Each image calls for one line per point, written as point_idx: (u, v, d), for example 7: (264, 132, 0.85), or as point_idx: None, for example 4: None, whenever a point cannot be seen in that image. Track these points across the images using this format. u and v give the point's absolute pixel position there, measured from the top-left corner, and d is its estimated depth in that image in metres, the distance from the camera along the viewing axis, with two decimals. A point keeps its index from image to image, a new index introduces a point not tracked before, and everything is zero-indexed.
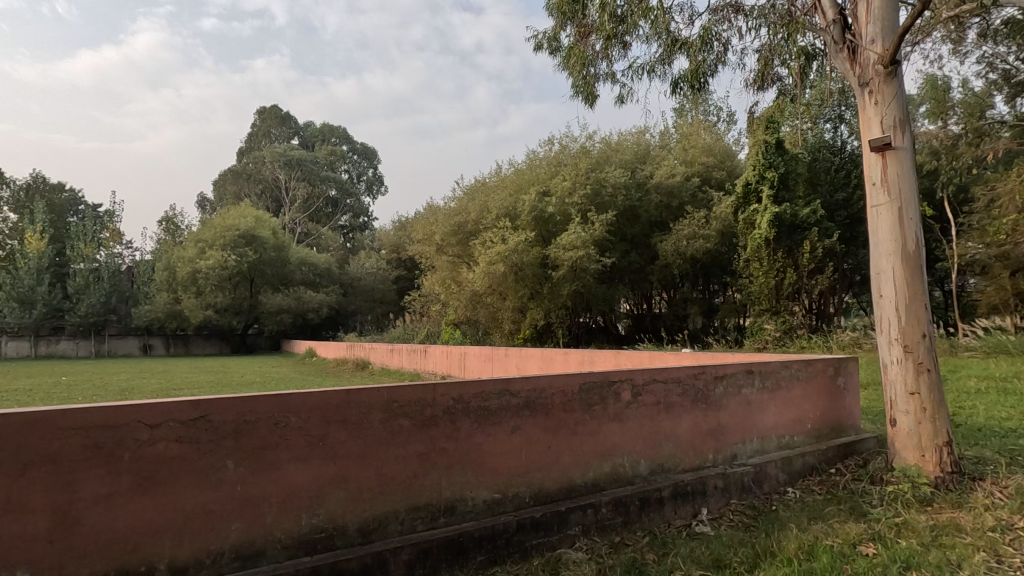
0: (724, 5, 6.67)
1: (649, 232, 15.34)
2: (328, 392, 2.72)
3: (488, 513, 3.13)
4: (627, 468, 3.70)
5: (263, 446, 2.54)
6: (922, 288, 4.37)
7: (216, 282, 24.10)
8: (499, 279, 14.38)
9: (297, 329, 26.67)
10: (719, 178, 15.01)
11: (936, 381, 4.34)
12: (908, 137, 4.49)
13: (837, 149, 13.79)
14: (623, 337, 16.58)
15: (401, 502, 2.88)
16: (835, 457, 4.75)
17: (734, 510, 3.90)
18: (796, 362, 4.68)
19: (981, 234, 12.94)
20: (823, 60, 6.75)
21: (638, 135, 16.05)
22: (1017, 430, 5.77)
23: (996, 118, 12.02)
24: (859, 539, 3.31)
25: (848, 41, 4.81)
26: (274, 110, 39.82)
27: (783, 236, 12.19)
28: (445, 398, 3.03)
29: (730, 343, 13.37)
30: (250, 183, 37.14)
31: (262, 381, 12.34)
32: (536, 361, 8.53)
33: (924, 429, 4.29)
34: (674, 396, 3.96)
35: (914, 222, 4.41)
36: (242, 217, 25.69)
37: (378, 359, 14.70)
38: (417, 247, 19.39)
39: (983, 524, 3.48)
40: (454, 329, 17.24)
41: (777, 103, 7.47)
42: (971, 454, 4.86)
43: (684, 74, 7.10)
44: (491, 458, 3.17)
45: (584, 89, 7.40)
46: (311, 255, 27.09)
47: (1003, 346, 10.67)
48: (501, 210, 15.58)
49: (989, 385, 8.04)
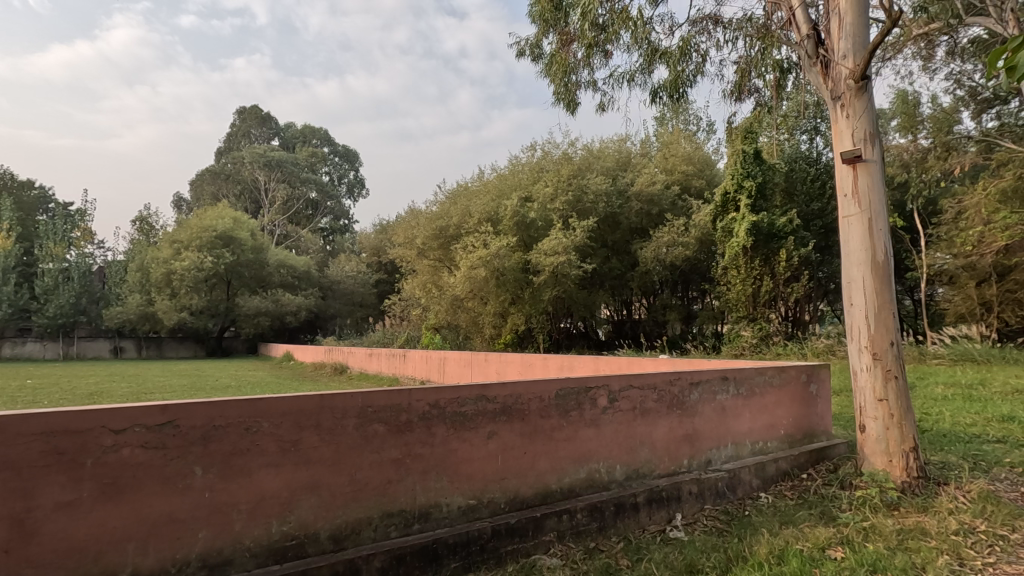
0: (703, 17, 6.79)
1: (629, 239, 15.51)
2: (301, 397, 2.70)
3: (463, 519, 3.11)
4: (603, 473, 3.72)
5: (232, 452, 2.50)
6: (890, 298, 4.48)
7: (191, 283, 23.59)
8: (480, 284, 14.37)
9: (275, 332, 26.32)
10: (698, 186, 15.25)
11: (903, 389, 4.46)
12: (878, 150, 4.62)
13: (812, 160, 14.14)
14: (603, 343, 16.75)
15: (374, 508, 2.85)
16: (806, 463, 4.83)
17: (707, 515, 3.94)
18: (769, 368, 4.76)
19: (949, 245, 13.30)
20: (798, 73, 6.91)
21: (620, 143, 16.24)
22: (981, 436, 5.94)
23: (963, 133, 12.44)
24: (828, 543, 3.38)
25: (821, 56, 4.93)
26: (254, 110, 39.30)
27: (760, 245, 12.35)
28: (421, 403, 3.02)
29: (708, 349, 13.56)
30: (229, 183, 36.55)
31: (237, 385, 12.11)
32: (516, 366, 8.53)
33: (891, 435, 4.39)
34: (650, 401, 3.99)
35: (883, 232, 4.53)
36: (219, 217, 25.20)
37: (356, 364, 14.54)
38: (397, 251, 19.27)
39: (947, 528, 3.57)
40: (434, 334, 17.15)
41: (754, 114, 7.61)
42: (937, 459, 4.98)
43: (663, 84, 7.21)
44: (467, 464, 3.16)
45: (565, 97, 7.48)
46: (290, 257, 26.70)
47: (969, 354, 11.01)
48: (483, 215, 15.59)
49: (955, 392, 8.27)
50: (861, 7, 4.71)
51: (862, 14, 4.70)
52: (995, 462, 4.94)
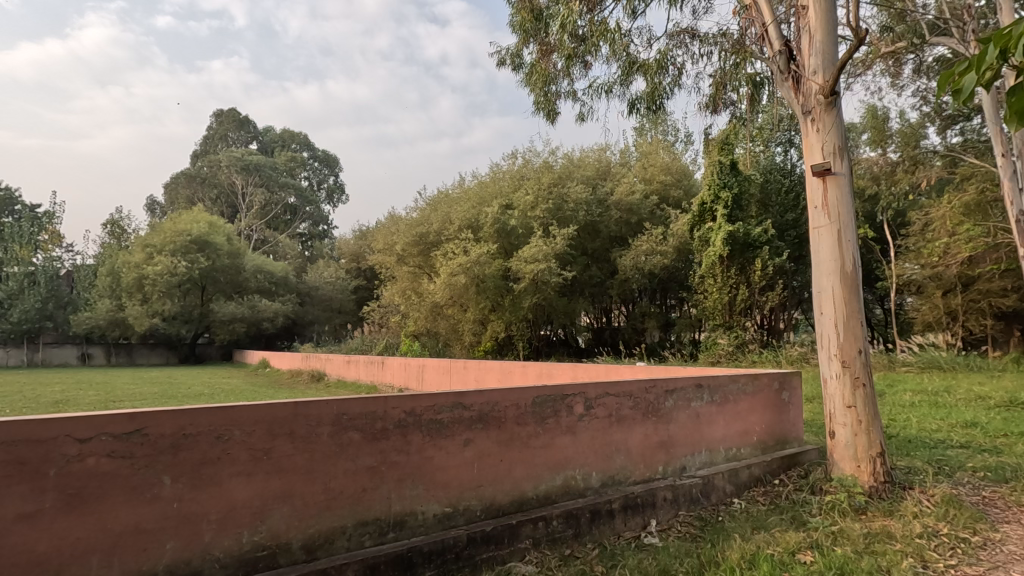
0: (680, 30, 6.94)
1: (609, 247, 15.67)
2: (275, 405, 2.67)
3: (438, 528, 3.10)
4: (579, 480, 3.75)
5: (202, 461, 2.46)
6: (858, 307, 4.61)
7: (163, 288, 23.06)
8: (460, 291, 14.39)
9: (250, 339, 25.89)
10: (675, 197, 15.52)
11: (870, 396, 4.58)
12: (846, 164, 4.76)
13: (787, 172, 14.53)
14: (582, 350, 16.78)
15: (348, 517, 2.82)
16: (778, 469, 4.92)
17: (682, 521, 3.98)
18: (743, 376, 4.84)
19: (916, 256, 13.72)
20: (771, 87, 7.12)
21: (600, 152, 16.41)
22: (945, 441, 6.12)
23: (930, 148, 12.78)
24: (798, 547, 3.45)
25: (793, 71, 5.07)
26: (232, 113, 38.77)
27: (736, 254, 12.60)
28: (397, 411, 3.01)
29: (685, 357, 13.76)
30: (205, 187, 35.92)
31: (210, 393, 11.85)
32: (494, 373, 8.51)
33: (859, 441, 4.50)
34: (625, 409, 4.04)
35: (852, 244, 4.66)
36: (194, 221, 24.59)
37: (334, 371, 14.33)
38: (377, 256, 19.13)
39: (912, 531, 3.67)
40: (413, 341, 16.99)
41: (730, 126, 7.78)
42: (903, 464, 5.12)
43: (641, 95, 7.34)
44: (443, 471, 3.15)
45: (546, 106, 7.56)
46: (267, 263, 26.25)
47: (936, 361, 11.35)
48: (463, 222, 15.55)
49: (921, 399, 8.53)
50: (830, 25, 4.86)
51: (832, 32, 4.85)
52: (959, 467, 5.10)
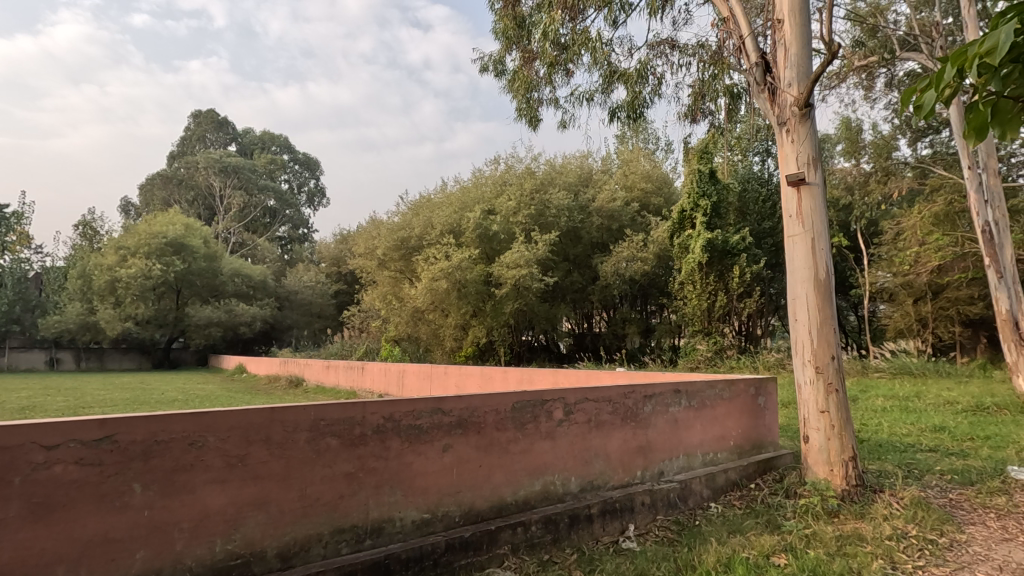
0: (660, 41, 7.06)
1: (590, 253, 15.81)
2: (251, 410, 2.63)
3: (416, 534, 3.08)
4: (558, 485, 3.76)
5: (174, 468, 2.42)
6: (831, 314, 4.72)
7: (137, 291, 22.53)
8: (442, 296, 14.36)
9: (227, 343, 25.42)
10: (656, 204, 15.69)
11: (843, 402, 4.68)
12: (820, 174, 4.87)
13: (764, 181, 14.83)
14: (563, 356, 16.86)
15: (325, 524, 2.79)
16: (754, 473, 4.99)
17: (659, 525, 4.02)
18: (720, 381, 4.91)
19: (889, 264, 14.06)
20: (749, 99, 7.28)
21: (582, 159, 16.51)
22: (914, 445, 6.29)
23: (901, 159, 13.11)
24: (772, 550, 3.50)
25: (768, 83, 5.18)
26: (210, 114, 38.14)
27: (714, 261, 12.77)
28: (376, 416, 2.99)
29: (665, 363, 13.94)
30: (181, 188, 35.25)
31: (184, 399, 11.59)
32: (475, 379, 8.48)
33: (832, 445, 4.59)
34: (604, 414, 4.07)
35: (825, 252, 4.77)
36: (170, 223, 24.04)
37: (313, 376, 14.12)
38: (357, 261, 18.96)
39: (883, 533, 3.76)
40: (393, 346, 16.84)
41: (709, 136, 7.90)
42: (874, 467, 5.24)
43: (622, 104, 7.44)
44: (422, 477, 3.13)
45: (528, 113, 7.60)
46: (245, 266, 25.78)
47: (907, 367, 11.64)
48: (445, 227, 15.48)
49: (893, 404, 8.74)
50: (804, 38, 4.98)
51: (806, 45, 4.97)
52: (927, 470, 5.24)
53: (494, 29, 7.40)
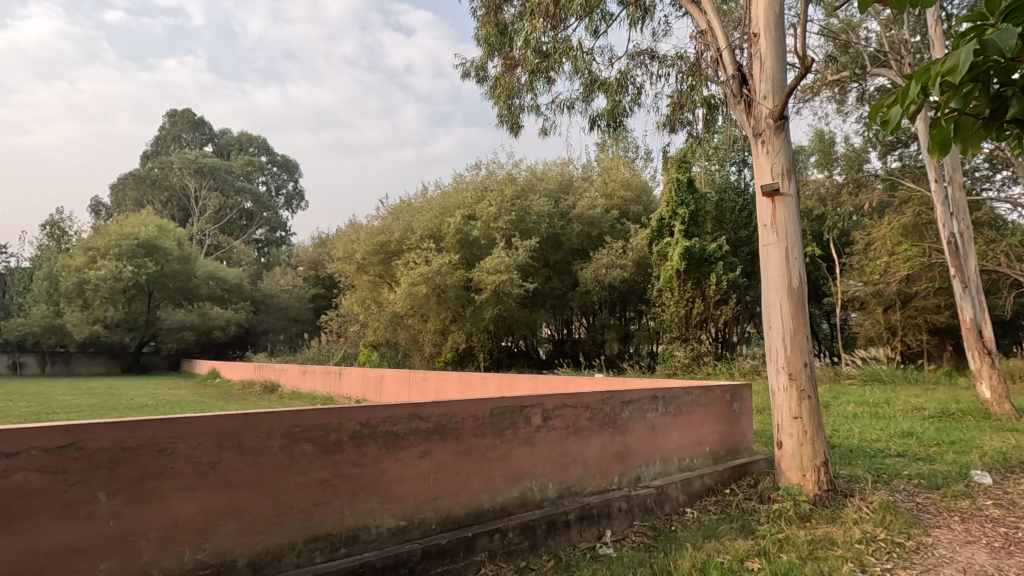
0: (640, 51, 7.17)
1: (570, 259, 15.91)
2: (223, 416, 2.58)
3: (392, 542, 3.04)
4: (536, 492, 3.76)
5: (142, 475, 2.35)
6: (804, 321, 4.82)
7: (106, 294, 21.90)
8: (421, 301, 14.28)
9: (200, 348, 24.88)
10: (635, 212, 15.88)
11: (815, 407, 4.77)
12: (794, 185, 4.99)
13: (741, 191, 15.13)
14: (543, 362, 16.94)
15: (299, 533, 2.74)
16: (729, 478, 5.06)
17: (636, 531, 4.04)
18: (696, 387, 4.97)
19: (860, 274, 14.43)
20: (725, 109, 7.43)
21: (562, 166, 16.63)
22: (884, 450, 6.45)
23: (872, 172, 13.48)
24: (746, 555, 3.55)
25: (744, 95, 5.29)
26: (186, 114, 37.43)
27: (692, 269, 12.93)
28: (352, 423, 2.95)
29: (643, 369, 14.06)
30: (154, 189, 34.45)
31: (155, 404, 11.29)
32: (454, 385, 8.43)
33: (805, 450, 4.68)
34: (583, 420, 4.09)
35: (799, 261, 4.87)
36: (142, 224, 23.45)
37: (288, 382, 13.88)
38: (336, 265, 18.74)
39: (852, 537, 3.84)
40: (372, 351, 16.67)
41: (687, 145, 8.03)
42: (845, 472, 5.36)
43: (602, 113, 7.52)
44: (399, 484, 3.10)
45: (509, 119, 7.63)
46: (220, 269, 25.28)
47: (877, 374, 11.93)
48: (425, 231, 15.39)
49: (863, 410, 8.95)
50: (779, 52, 5.10)
51: (781, 59, 5.09)
52: (895, 475, 5.37)
53: (477, 35, 7.45)
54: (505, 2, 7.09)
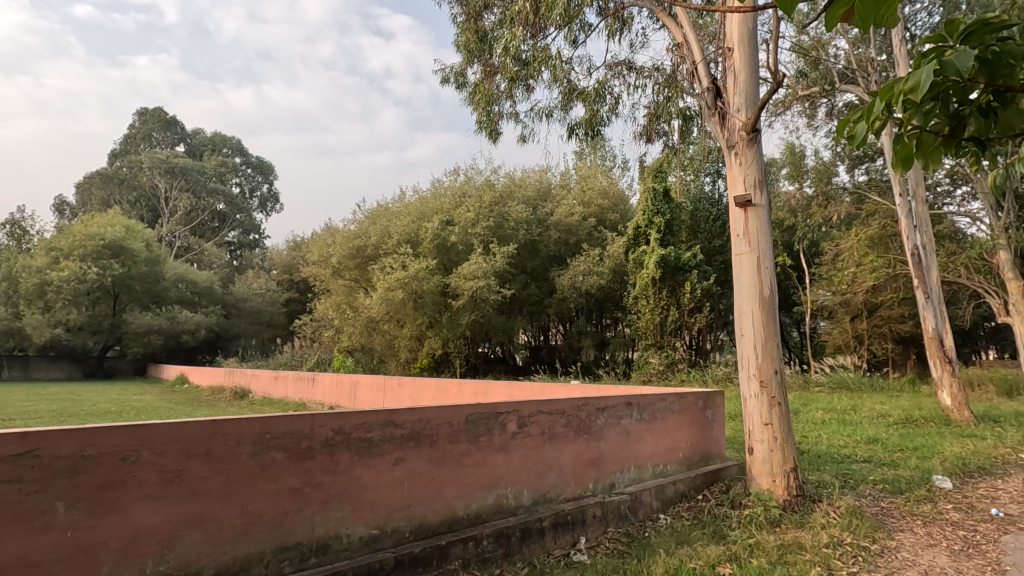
0: (618, 62, 7.26)
1: (547, 266, 15.99)
2: (191, 423, 2.52)
3: (364, 550, 2.99)
4: (510, 499, 3.74)
5: (103, 484, 2.27)
6: (775, 330, 4.92)
7: (69, 296, 21.15)
8: (397, 306, 14.16)
9: (168, 352, 24.20)
10: (612, 220, 16.06)
11: (785, 414, 4.87)
12: (765, 196, 5.10)
13: (715, 201, 15.44)
14: (520, 368, 16.96)
15: (267, 542, 2.68)
16: (702, 484, 5.12)
17: (610, 538, 4.06)
18: (671, 394, 5.02)
19: (828, 283, 14.81)
20: (700, 121, 7.58)
21: (541, 173, 16.73)
22: (851, 456, 6.61)
23: (840, 185, 13.88)
24: (718, 560, 3.59)
25: (719, 107, 5.41)
26: (157, 112, 36.54)
27: (667, 277, 13.11)
28: (325, 429, 2.91)
29: (619, 375, 14.17)
30: (123, 188, 33.49)
31: (119, 410, 10.92)
32: (429, 391, 8.36)
33: (775, 456, 4.76)
34: (558, 426, 4.09)
35: (770, 270, 4.98)
36: (109, 224, 22.74)
37: (260, 388, 13.60)
38: (311, 268, 18.46)
39: (820, 541, 3.91)
40: (346, 357, 16.44)
41: (663, 155, 8.15)
42: (814, 478, 5.47)
43: (580, 121, 7.60)
44: (372, 492, 3.06)
45: (488, 126, 7.67)
46: (190, 271, 24.66)
47: (844, 382, 12.24)
48: (402, 235, 15.27)
49: (831, 416, 9.16)
50: (753, 66, 5.22)
51: (754, 73, 5.21)
52: (861, 480, 5.50)
53: (457, 41, 7.50)
54: (485, 10, 7.13)
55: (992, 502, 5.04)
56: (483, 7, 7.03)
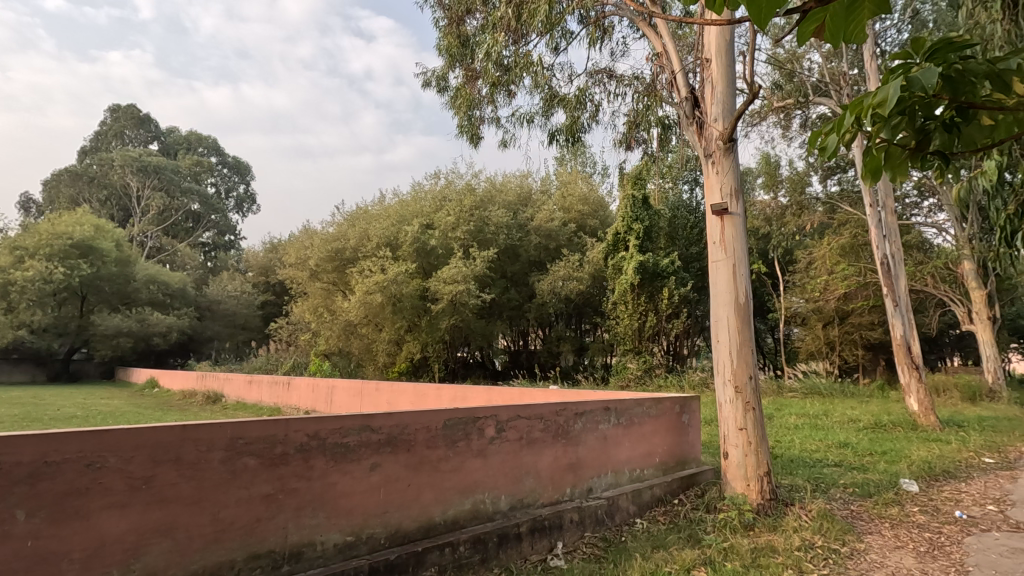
0: (599, 70, 7.33)
1: (527, 271, 16.04)
2: (160, 428, 2.45)
3: (339, 558, 2.95)
4: (487, 504, 3.72)
5: (67, 492, 2.20)
6: (749, 336, 5.00)
7: (33, 297, 20.44)
8: (375, 309, 14.03)
9: (137, 355, 23.55)
10: (592, 226, 16.20)
11: (759, 419, 4.95)
12: (741, 205, 5.19)
13: (693, 209, 15.67)
14: (498, 373, 16.96)
15: (239, 550, 2.62)
16: (678, 489, 5.17)
17: (587, 543, 4.07)
18: (648, 399, 5.07)
19: (802, 291, 15.12)
20: (679, 130, 7.71)
21: (522, 178, 16.79)
22: (822, 460, 6.75)
23: (813, 195, 14.20)
24: (693, 564, 3.63)
25: (696, 117, 5.50)
26: (130, 109, 35.68)
27: (646, 283, 13.25)
28: (299, 434, 2.86)
29: (597, 380, 14.25)
30: (93, 187, 32.58)
31: (85, 415, 10.58)
32: (407, 396, 8.28)
33: (749, 461, 4.84)
34: (536, 431, 4.09)
35: (745, 278, 5.06)
36: (77, 223, 22.08)
37: (233, 392, 13.32)
38: (287, 270, 18.17)
39: (793, 544, 3.98)
40: (323, 361, 16.23)
41: (643, 162, 8.25)
42: (786, 482, 5.57)
43: (561, 128, 7.65)
44: (347, 498, 3.02)
45: (469, 130, 7.67)
46: (162, 273, 24.06)
47: (817, 388, 12.49)
48: (381, 238, 15.12)
49: (804, 422, 9.34)
50: (729, 78, 5.32)
51: (730, 84, 5.32)
52: (832, 484, 5.62)
53: (439, 45, 7.50)
54: (467, 15, 7.15)
55: (955, 504, 5.20)
56: (465, 12, 7.05)
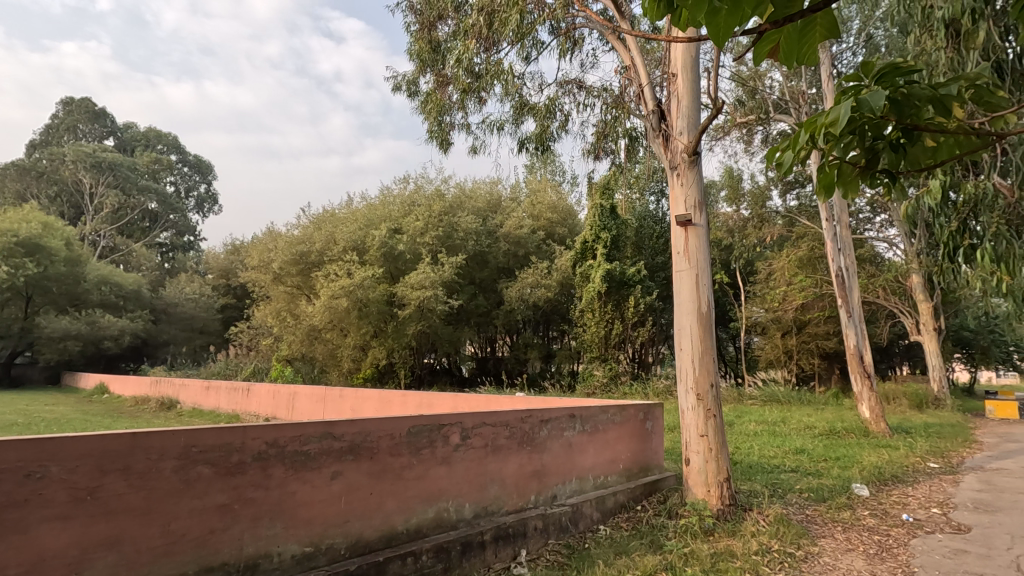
0: (569, 80, 7.43)
1: (496, 277, 16.06)
2: (109, 437, 2.35)
3: (297, 569, 2.87)
4: (451, 512, 3.69)
5: (3, 504, 2.08)
6: (711, 345, 5.12)
7: None
8: (341, 314, 13.79)
9: (86, 359, 22.47)
10: (560, 234, 16.36)
11: (720, 426, 5.07)
12: (704, 217, 5.33)
13: (659, 219, 15.99)
14: (465, 379, 16.88)
15: (190, 563, 2.52)
16: (641, 495, 5.23)
17: (550, 550, 4.07)
18: (612, 406, 5.12)
19: (761, 301, 15.57)
20: (645, 142, 7.87)
21: (491, 185, 16.79)
22: (779, 466, 6.94)
23: (773, 209, 14.66)
24: (654, 569, 3.67)
25: (663, 130, 5.62)
26: (85, 103, 34.28)
27: (613, 291, 13.42)
28: (257, 442, 2.78)
29: (564, 388, 14.35)
30: (41, 182, 31.07)
31: (26, 422, 10.02)
32: (372, 403, 8.14)
33: (710, 467, 4.94)
34: (501, 438, 4.09)
35: (707, 288, 5.18)
36: (24, 221, 20.98)
37: (189, 398, 12.85)
38: (249, 273, 17.68)
39: (751, 549, 4.07)
40: (285, 366, 15.83)
41: (611, 172, 8.37)
42: (745, 487, 5.70)
43: (531, 135, 7.71)
44: (307, 507, 2.94)
45: (439, 135, 7.66)
46: (115, 273, 23.05)
47: (775, 396, 12.85)
48: (348, 243, 14.87)
49: (763, 429, 9.59)
50: (694, 93, 5.47)
51: (695, 98, 5.46)
52: (788, 489, 5.79)
53: (410, 50, 7.48)
54: (439, 20, 7.18)
55: (902, 507, 5.43)
56: (437, 17, 7.07)
